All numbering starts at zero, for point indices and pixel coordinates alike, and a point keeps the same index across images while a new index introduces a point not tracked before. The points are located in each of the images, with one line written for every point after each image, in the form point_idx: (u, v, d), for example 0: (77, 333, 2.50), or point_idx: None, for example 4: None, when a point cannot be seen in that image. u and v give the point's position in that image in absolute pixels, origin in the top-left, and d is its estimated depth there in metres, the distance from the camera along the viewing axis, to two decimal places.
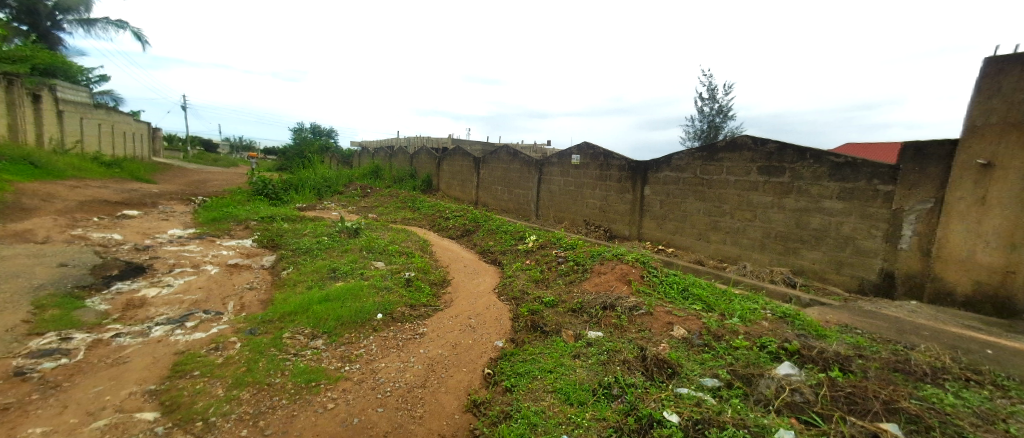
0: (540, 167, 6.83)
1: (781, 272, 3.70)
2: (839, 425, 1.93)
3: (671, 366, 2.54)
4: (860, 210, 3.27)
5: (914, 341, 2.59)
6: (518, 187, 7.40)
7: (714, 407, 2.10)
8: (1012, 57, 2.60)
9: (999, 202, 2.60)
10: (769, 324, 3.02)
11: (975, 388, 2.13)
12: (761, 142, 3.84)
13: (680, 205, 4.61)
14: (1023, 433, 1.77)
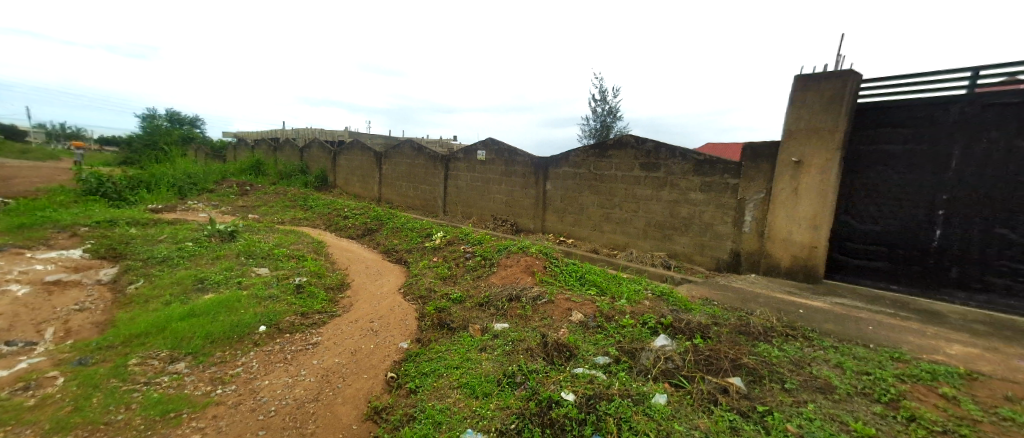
0: (446, 163, 6.75)
1: (660, 256, 4.20)
2: (699, 384, 2.31)
3: (569, 348, 2.73)
4: (716, 200, 3.85)
5: (753, 308, 3.17)
6: (424, 183, 7.23)
7: (604, 382, 2.32)
8: (812, 77, 3.28)
9: (806, 192, 3.32)
10: (650, 303, 3.43)
11: (792, 342, 2.71)
12: (641, 140, 4.29)
13: (578, 198, 4.95)
14: (820, 372, 2.36)
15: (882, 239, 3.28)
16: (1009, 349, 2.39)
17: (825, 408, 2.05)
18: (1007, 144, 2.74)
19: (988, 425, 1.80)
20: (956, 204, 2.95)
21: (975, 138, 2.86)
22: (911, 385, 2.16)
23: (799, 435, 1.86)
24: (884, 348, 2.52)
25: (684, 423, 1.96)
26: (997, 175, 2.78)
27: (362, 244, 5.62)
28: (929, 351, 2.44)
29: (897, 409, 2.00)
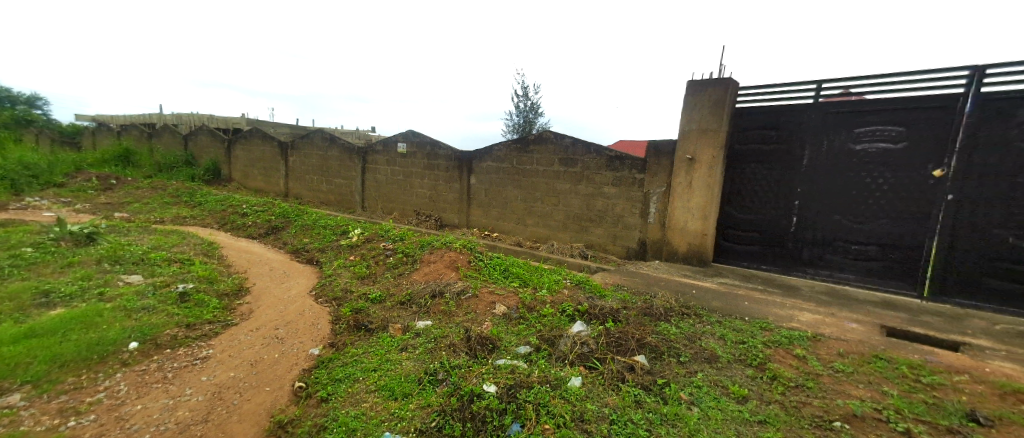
0: (363, 155, 6.39)
1: (578, 247, 4.44)
2: (610, 364, 2.49)
3: (491, 341, 2.75)
4: (626, 194, 4.17)
5: (657, 291, 3.51)
6: (339, 177, 6.79)
7: (525, 371, 2.38)
8: (701, 82, 3.69)
9: (698, 185, 3.74)
10: (568, 292, 3.61)
11: (687, 320, 3.04)
12: (560, 136, 4.47)
13: (502, 192, 5.02)
14: (709, 345, 2.69)
15: (755, 226, 3.81)
16: (841, 313, 2.95)
17: (710, 375, 2.37)
18: (840, 146, 3.35)
19: (824, 377, 2.26)
20: (806, 195, 3.54)
21: (819, 140, 3.45)
22: (774, 350, 2.57)
23: (690, 401, 2.13)
24: (755, 319, 2.95)
25: (597, 402, 2.10)
26: (834, 172, 3.39)
27: (267, 244, 5.06)
28: (787, 319, 2.93)
29: (764, 371, 2.37)
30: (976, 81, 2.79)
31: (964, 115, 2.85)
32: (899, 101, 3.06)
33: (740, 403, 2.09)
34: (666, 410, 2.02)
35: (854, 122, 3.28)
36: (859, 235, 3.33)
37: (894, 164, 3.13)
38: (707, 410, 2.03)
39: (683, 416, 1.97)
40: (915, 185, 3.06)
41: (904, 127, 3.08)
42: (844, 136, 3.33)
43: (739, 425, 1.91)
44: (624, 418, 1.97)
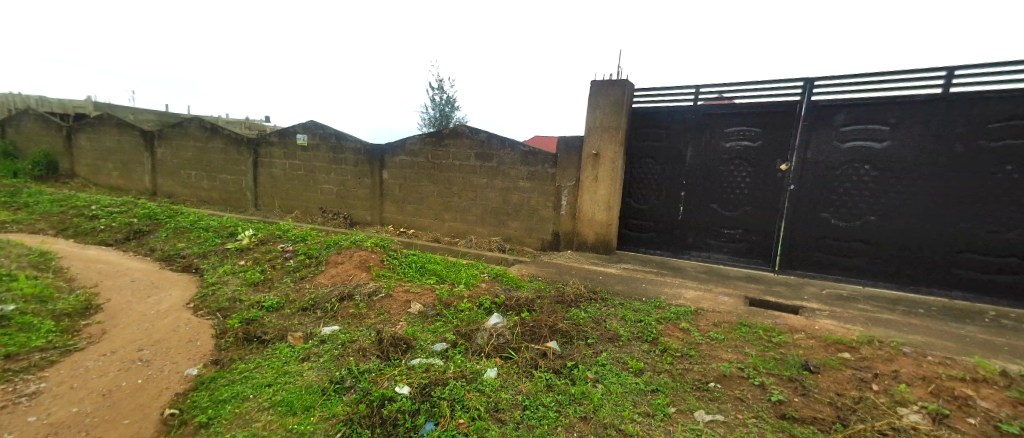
0: (255, 147, 5.73)
1: (496, 240, 4.54)
2: (524, 353, 2.55)
3: (404, 341, 2.66)
4: (540, 188, 4.35)
5: (568, 279, 3.71)
6: (225, 172, 6.01)
7: (440, 368, 2.34)
8: (603, 83, 4.00)
9: (603, 179, 4.07)
10: (485, 285, 3.64)
11: (594, 304, 3.26)
12: (474, 131, 4.47)
13: (417, 188, 4.87)
14: (613, 325, 2.92)
15: (650, 215, 4.22)
16: (718, 288, 3.42)
17: (613, 353, 2.57)
18: (714, 144, 3.85)
19: (703, 345, 2.58)
20: (690, 187, 4.00)
21: (698, 138, 3.91)
22: (664, 325, 2.87)
23: (595, 379, 2.29)
24: (651, 299, 3.28)
25: (511, 391, 2.15)
26: (710, 166, 3.89)
27: (124, 253, 4.26)
28: (676, 297, 3.30)
29: (657, 345, 2.64)
30: (808, 91, 3.39)
31: (801, 119, 3.46)
32: (756, 106, 3.63)
33: (637, 376, 2.31)
34: (574, 391, 2.14)
35: (724, 123, 3.79)
36: (730, 221, 3.86)
37: (754, 160, 3.69)
38: (609, 385, 2.20)
39: (589, 395, 2.11)
40: (769, 177, 3.64)
41: (760, 128, 3.64)
42: (718, 136, 3.83)
43: (637, 396, 2.12)
44: (536, 403, 2.04)
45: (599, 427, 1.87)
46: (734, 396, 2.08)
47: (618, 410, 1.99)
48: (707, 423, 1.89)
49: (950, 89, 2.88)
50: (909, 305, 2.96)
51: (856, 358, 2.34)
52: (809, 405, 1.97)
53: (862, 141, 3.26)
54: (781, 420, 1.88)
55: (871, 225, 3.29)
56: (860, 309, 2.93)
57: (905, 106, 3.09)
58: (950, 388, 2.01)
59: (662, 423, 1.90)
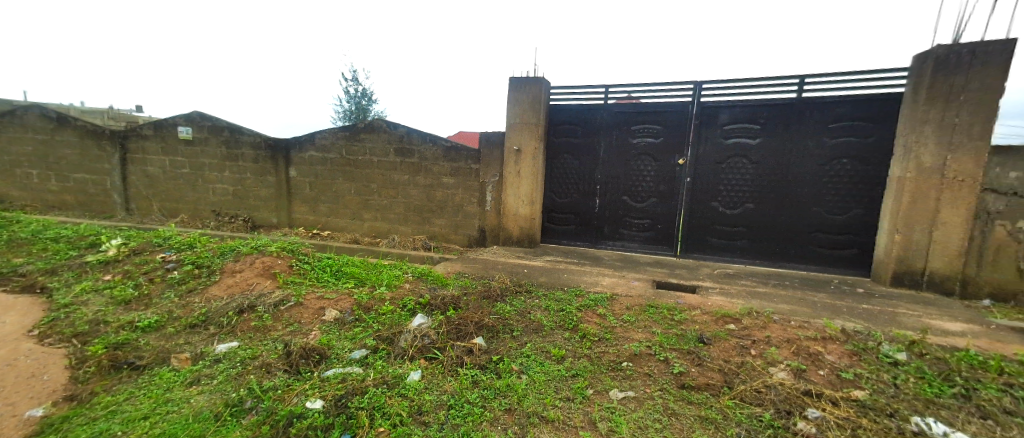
0: (123, 142, 4.91)
1: (420, 239, 4.44)
2: (449, 351, 2.50)
3: (318, 351, 2.45)
4: (464, 184, 4.35)
5: (494, 274, 3.73)
6: (82, 170, 5.04)
7: (359, 376, 2.20)
8: (521, 80, 4.12)
9: (525, 174, 4.19)
10: (409, 285, 3.51)
11: (520, 297, 3.32)
12: (393, 126, 4.31)
13: (332, 186, 4.58)
14: (536, 316, 2.99)
15: (571, 208, 4.45)
16: (631, 274, 3.70)
17: (537, 343, 2.63)
18: (623, 140, 4.15)
19: (617, 328, 2.76)
20: (604, 181, 4.28)
21: (609, 135, 4.19)
22: (584, 312, 3.02)
23: (520, 370, 2.32)
24: (572, 288, 3.43)
25: (436, 391, 2.09)
26: (621, 161, 4.19)
27: None
28: (594, 284, 3.50)
29: (577, 331, 2.76)
30: (698, 94, 3.80)
31: (693, 119, 3.87)
32: (657, 105, 3.98)
33: (559, 363, 2.40)
34: (499, 384, 2.14)
35: (631, 121, 4.10)
36: (639, 211, 4.20)
37: (657, 155, 4.05)
38: (533, 375, 2.25)
39: (513, 386, 2.13)
40: (670, 171, 4.03)
41: (661, 126, 4.00)
42: (626, 133, 4.13)
43: (559, 382, 2.19)
44: (461, 401, 2.02)
45: (523, 416, 1.91)
46: (643, 373, 2.26)
47: (541, 398, 2.04)
48: (620, 401, 2.03)
49: (802, 94, 3.41)
50: (779, 279, 3.47)
51: (740, 328, 2.68)
52: (704, 372, 2.22)
53: (741, 138, 3.74)
54: (681, 389, 2.10)
55: (750, 212, 3.80)
56: (743, 285, 3.38)
57: (771, 109, 3.61)
58: (807, 346, 2.40)
59: (580, 405, 2.00)
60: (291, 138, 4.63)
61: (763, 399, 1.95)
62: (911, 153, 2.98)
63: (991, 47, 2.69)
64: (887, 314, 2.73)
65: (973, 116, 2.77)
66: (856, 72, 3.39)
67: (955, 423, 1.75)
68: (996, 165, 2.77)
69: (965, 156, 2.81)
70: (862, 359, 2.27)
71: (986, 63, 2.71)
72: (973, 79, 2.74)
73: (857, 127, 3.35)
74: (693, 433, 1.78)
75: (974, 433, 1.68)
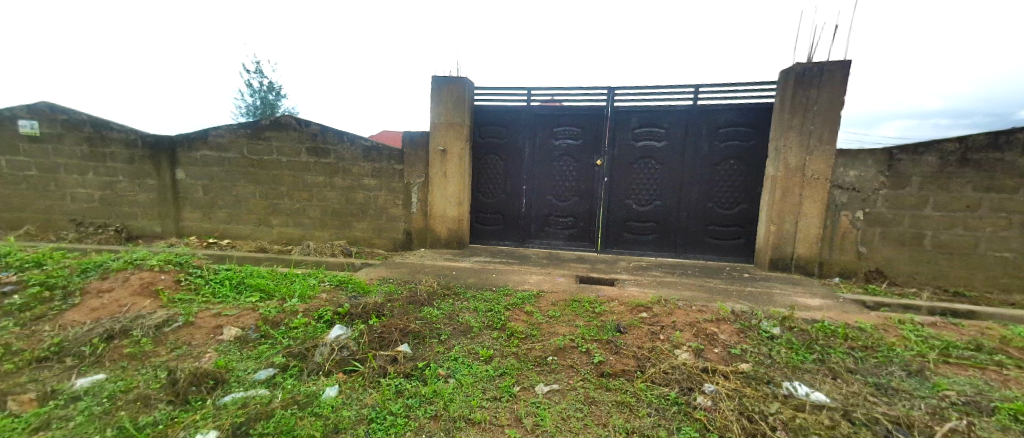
0: None
1: (339, 245, 4.25)
2: (371, 362, 2.31)
3: (212, 376, 2.08)
4: (387, 185, 4.22)
5: (421, 278, 3.62)
6: None
7: (264, 399, 1.93)
8: (444, 80, 4.06)
9: (451, 174, 4.17)
10: (327, 295, 3.22)
11: (448, 300, 3.23)
12: (305, 123, 4.15)
13: (231, 189, 4.29)
14: (464, 317, 2.93)
15: (498, 208, 4.49)
16: (556, 271, 3.83)
17: (464, 345, 2.56)
18: (546, 142, 4.29)
19: (543, 324, 2.82)
20: (529, 181, 4.39)
21: (533, 136, 4.31)
22: (512, 311, 3.04)
23: (447, 375, 2.24)
24: (500, 288, 3.45)
25: (355, 407, 1.93)
26: (544, 162, 4.33)
27: None
28: (521, 283, 3.56)
29: (505, 330, 2.75)
30: (611, 99, 4.06)
31: (608, 122, 4.13)
32: (575, 108, 4.19)
33: (486, 363, 2.35)
34: (425, 391, 2.04)
35: (553, 123, 4.25)
36: (563, 210, 4.37)
37: (578, 156, 4.26)
38: (460, 378, 2.18)
39: (440, 392, 2.04)
40: (589, 171, 4.26)
41: (580, 128, 4.21)
42: (548, 134, 4.28)
43: (486, 383, 2.15)
44: (383, 413, 1.88)
45: (449, 421, 1.84)
46: (567, 365, 2.33)
47: (467, 400, 1.98)
48: (545, 395, 2.07)
49: (698, 102, 3.81)
50: (683, 268, 3.85)
51: (651, 315, 2.91)
52: (620, 359, 2.36)
53: (650, 141, 4.08)
54: (600, 377, 2.21)
55: (659, 208, 4.15)
56: (655, 276, 3.68)
57: (674, 114, 3.98)
58: (706, 328, 2.68)
59: (506, 403, 1.99)
60: (175, 135, 4.28)
61: (670, 380, 2.13)
62: (780, 155, 3.48)
63: (834, 67, 3.24)
64: (764, 294, 3.18)
65: (824, 124, 3.31)
66: (739, 84, 3.86)
67: (814, 383, 2.07)
68: (840, 166, 3.34)
69: (818, 158, 3.36)
70: (748, 335, 2.59)
71: (831, 80, 3.25)
72: (823, 93, 3.28)
73: (740, 133, 3.83)
74: (610, 417, 1.87)
75: (828, 391, 2.00)
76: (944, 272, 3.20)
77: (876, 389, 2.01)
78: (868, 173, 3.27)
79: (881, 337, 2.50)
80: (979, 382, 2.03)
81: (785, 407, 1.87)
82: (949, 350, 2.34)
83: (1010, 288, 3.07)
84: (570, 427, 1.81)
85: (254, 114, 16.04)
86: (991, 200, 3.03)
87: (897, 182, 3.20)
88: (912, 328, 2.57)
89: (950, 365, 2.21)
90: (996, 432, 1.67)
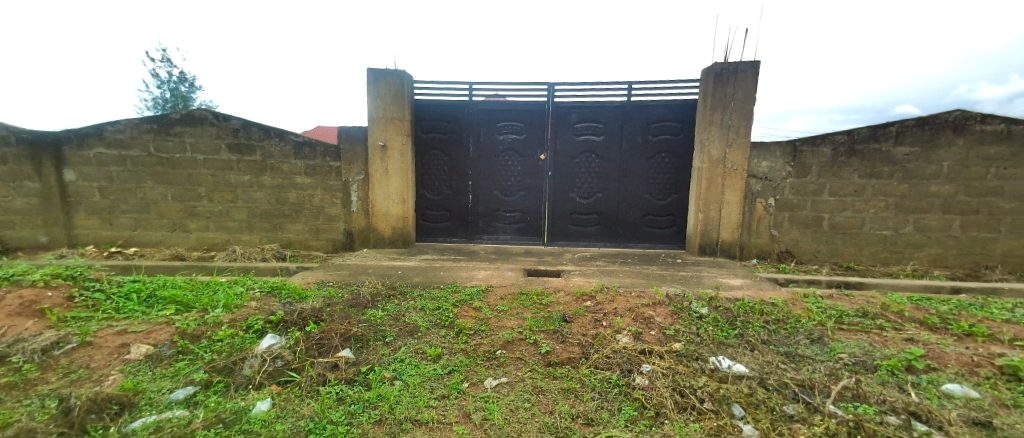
0: None
1: (271, 249, 3.99)
2: (309, 371, 2.12)
3: (117, 400, 1.78)
4: (323, 183, 4.02)
5: (364, 279, 3.47)
6: None
7: (181, 421, 1.70)
8: (380, 72, 3.91)
9: (393, 171, 4.04)
10: (257, 303, 2.96)
11: (393, 300, 3.10)
12: (224, 117, 3.85)
13: (136, 190, 3.95)
14: (411, 317, 2.81)
15: (444, 205, 4.43)
16: (504, 265, 3.86)
17: (411, 346, 2.44)
18: (490, 136, 4.29)
19: (492, 318, 2.81)
20: (475, 176, 4.37)
21: (477, 131, 4.28)
22: (460, 307, 2.99)
23: (393, 377, 2.12)
24: (448, 285, 3.39)
25: (290, 419, 1.75)
26: (489, 157, 4.33)
27: None
28: (470, 279, 3.53)
29: (453, 327, 2.69)
30: (551, 94, 4.15)
31: (549, 117, 4.22)
32: (517, 103, 4.22)
33: (434, 362, 2.26)
34: (368, 395, 1.91)
35: (496, 118, 4.26)
36: (510, 205, 4.40)
37: (522, 151, 4.30)
38: (407, 379, 2.07)
39: (385, 395, 1.93)
40: (534, 166, 4.32)
41: (523, 123, 4.25)
42: (492, 129, 4.28)
43: (434, 382, 2.07)
44: (322, 422, 1.74)
45: (394, 425, 1.74)
46: (515, 357, 2.33)
47: (414, 402, 1.89)
48: (494, 388, 2.04)
49: (631, 98, 4.01)
50: (623, 257, 4.05)
51: (595, 304, 3.02)
52: (566, 348, 2.42)
53: (589, 136, 4.22)
54: (547, 366, 2.24)
55: (600, 201, 4.32)
56: (598, 265, 3.83)
57: (610, 110, 4.15)
58: (643, 313, 2.83)
59: (455, 400, 1.92)
60: (60, 132, 3.86)
61: (611, 363, 2.22)
62: (705, 148, 3.76)
63: (747, 66, 3.56)
64: (693, 277, 3.43)
65: (740, 119, 3.62)
66: (667, 81, 4.11)
67: (735, 356, 2.27)
68: (755, 157, 3.67)
69: (736, 151, 3.68)
70: (680, 316, 2.78)
71: (745, 79, 3.57)
72: (739, 91, 3.59)
73: (670, 127, 4.08)
74: (556, 404, 1.89)
75: (747, 362, 2.20)
76: (840, 250, 3.64)
77: (786, 357, 2.24)
78: (778, 163, 3.63)
79: (790, 310, 2.80)
80: (865, 343, 2.34)
81: (711, 380, 2.02)
82: (842, 318, 2.67)
83: (889, 261, 3.58)
84: (518, 417, 1.80)
85: (171, 108, 14.39)
86: (874, 185, 3.49)
87: (801, 171, 3.59)
88: (814, 301, 2.91)
89: (844, 331, 2.52)
90: (878, 386, 1.94)
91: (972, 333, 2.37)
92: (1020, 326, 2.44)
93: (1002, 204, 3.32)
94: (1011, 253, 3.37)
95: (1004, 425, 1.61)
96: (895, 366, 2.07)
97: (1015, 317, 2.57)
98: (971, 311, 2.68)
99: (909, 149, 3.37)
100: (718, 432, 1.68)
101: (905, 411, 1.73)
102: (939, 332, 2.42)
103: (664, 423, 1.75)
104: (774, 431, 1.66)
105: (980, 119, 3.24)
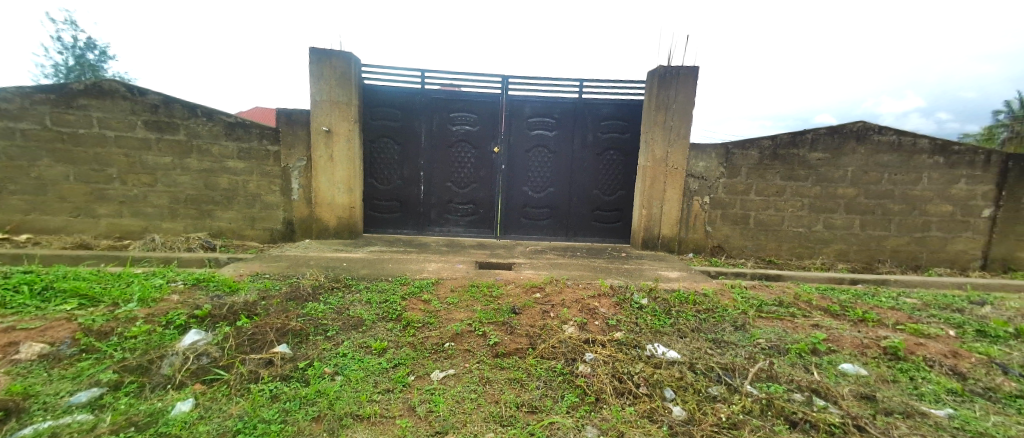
0: None
1: (198, 238, 3.68)
2: (239, 367, 1.97)
3: (1, 405, 1.54)
4: (259, 168, 3.76)
5: (304, 271, 3.29)
6: None
7: (86, 425, 1.51)
8: (325, 52, 3.71)
9: (338, 158, 3.87)
10: (179, 296, 2.70)
11: (337, 293, 2.96)
12: (139, 92, 3.47)
13: (27, 169, 3.47)
14: (355, 311, 2.69)
15: (394, 195, 4.31)
16: (456, 257, 3.83)
17: (355, 341, 2.34)
18: (443, 127, 4.21)
19: (441, 311, 2.78)
20: (426, 167, 4.28)
21: (429, 121, 4.19)
22: (409, 300, 2.91)
23: (333, 372, 2.03)
24: (397, 277, 3.30)
25: (215, 420, 1.62)
26: (441, 148, 4.26)
27: None
28: (420, 271, 3.46)
29: (400, 321, 2.61)
30: (506, 86, 4.16)
31: (502, 109, 4.22)
32: (471, 94, 4.18)
33: (379, 356, 2.20)
34: (306, 392, 1.82)
35: (449, 108, 4.19)
36: (462, 197, 4.37)
37: (475, 142, 4.28)
38: (349, 374, 2.00)
39: (323, 391, 1.84)
40: (486, 158, 4.32)
41: (476, 115, 4.23)
42: (444, 119, 4.21)
43: (378, 375, 2.01)
44: (253, 421, 1.62)
45: (333, 421, 1.66)
46: (463, 349, 2.32)
47: (355, 397, 1.82)
48: (439, 380, 2.02)
49: (582, 94, 4.12)
50: (571, 250, 4.17)
51: (543, 295, 3.08)
52: (514, 339, 2.45)
53: (542, 131, 4.28)
54: (495, 357, 2.26)
55: (551, 195, 4.41)
56: (548, 258, 3.92)
57: (562, 106, 4.23)
58: (588, 304, 2.93)
59: (400, 393, 1.88)
60: None
61: (557, 353, 2.28)
62: (649, 147, 3.95)
63: (688, 71, 3.78)
64: (635, 270, 3.61)
65: (681, 120, 3.84)
66: (616, 81, 4.27)
67: (669, 343, 2.42)
68: (693, 157, 3.92)
69: (677, 150, 3.90)
70: (622, 307, 2.91)
71: (686, 82, 3.79)
72: (680, 93, 3.81)
73: (617, 126, 4.25)
74: (502, 394, 1.92)
75: (679, 348, 2.35)
76: (763, 245, 3.99)
77: (713, 343, 2.43)
78: (713, 164, 3.90)
79: (718, 300, 3.02)
80: (780, 330, 2.59)
81: (647, 365, 2.14)
82: (762, 307, 2.93)
83: (803, 255, 3.97)
84: (463, 408, 1.79)
85: (76, 79, 12.69)
86: (793, 187, 3.85)
87: (733, 172, 3.87)
88: (740, 292, 3.17)
89: (762, 318, 2.77)
90: (788, 367, 2.15)
91: (864, 319, 2.71)
92: (902, 312, 2.82)
93: (893, 205, 3.81)
94: (898, 249, 3.88)
95: (884, 398, 1.85)
96: (802, 349, 2.31)
97: (900, 304, 2.97)
98: (864, 299, 3.06)
99: (821, 155, 3.76)
100: (650, 414, 1.78)
101: (808, 388, 1.93)
102: (839, 318, 2.74)
103: (603, 408, 1.83)
104: (700, 410, 1.79)
105: (878, 130, 3.68)
